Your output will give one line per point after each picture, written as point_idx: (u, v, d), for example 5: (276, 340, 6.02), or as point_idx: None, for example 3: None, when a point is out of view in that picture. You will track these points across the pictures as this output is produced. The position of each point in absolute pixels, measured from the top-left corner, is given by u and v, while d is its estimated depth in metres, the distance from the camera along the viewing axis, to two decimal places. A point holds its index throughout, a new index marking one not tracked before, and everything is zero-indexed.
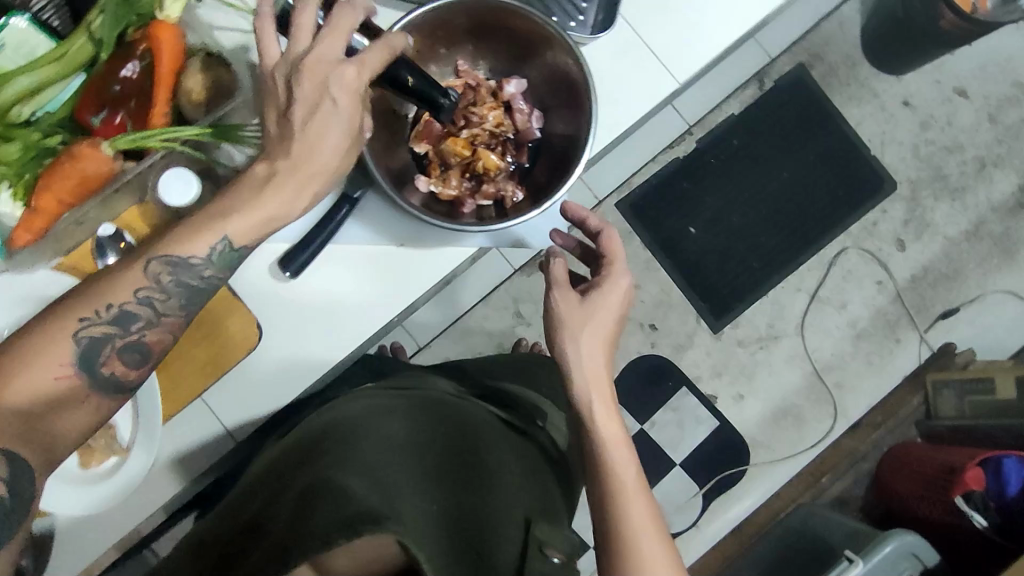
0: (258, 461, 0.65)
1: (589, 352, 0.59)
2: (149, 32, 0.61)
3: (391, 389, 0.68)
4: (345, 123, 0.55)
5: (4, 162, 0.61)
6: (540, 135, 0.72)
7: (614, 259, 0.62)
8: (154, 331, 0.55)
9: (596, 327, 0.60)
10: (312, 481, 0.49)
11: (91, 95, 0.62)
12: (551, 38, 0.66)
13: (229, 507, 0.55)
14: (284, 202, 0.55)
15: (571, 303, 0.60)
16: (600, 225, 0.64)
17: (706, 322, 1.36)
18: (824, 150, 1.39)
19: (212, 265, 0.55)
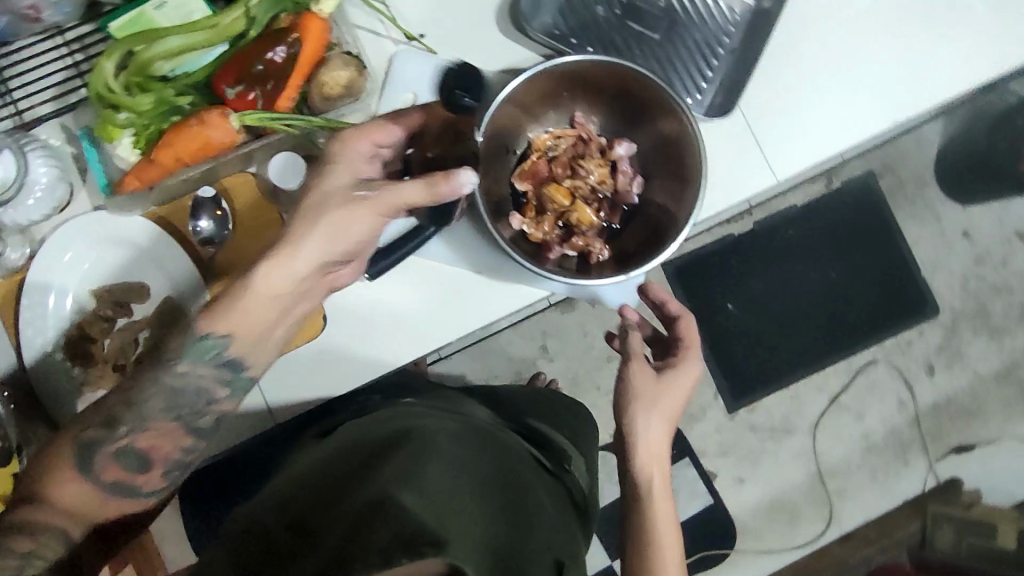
0: (302, 458, 0.66)
1: (654, 426, 0.67)
2: (300, 21, 0.64)
3: (435, 409, 0.69)
4: (338, 208, 0.59)
5: (136, 110, 0.64)
6: (636, 201, 0.74)
7: (691, 343, 0.70)
8: (145, 435, 0.60)
9: (664, 404, 0.68)
10: (371, 496, 0.50)
11: (234, 70, 0.65)
12: (676, 114, 0.68)
13: (274, 503, 0.56)
14: (287, 269, 0.58)
15: (645, 375, 0.68)
16: (680, 311, 0.72)
17: (723, 399, 1.30)
18: (882, 261, 1.31)
19: (191, 356, 0.59)
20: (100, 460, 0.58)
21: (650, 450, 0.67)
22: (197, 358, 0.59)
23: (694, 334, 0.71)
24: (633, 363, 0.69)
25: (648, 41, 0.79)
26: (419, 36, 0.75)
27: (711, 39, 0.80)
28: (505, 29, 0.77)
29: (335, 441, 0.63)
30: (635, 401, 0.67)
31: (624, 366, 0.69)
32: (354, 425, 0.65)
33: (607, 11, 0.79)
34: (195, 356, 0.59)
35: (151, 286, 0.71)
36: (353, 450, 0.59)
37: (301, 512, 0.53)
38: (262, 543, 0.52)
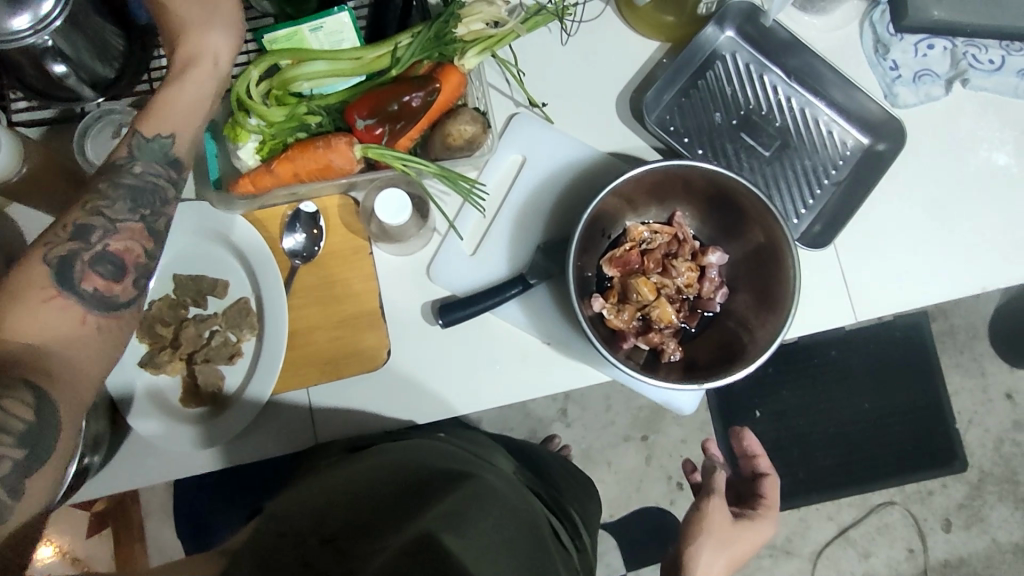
0: (330, 467, 0.63)
1: (716, 565, 0.74)
2: (441, 72, 0.67)
3: (468, 454, 0.66)
4: (224, 36, 0.58)
5: (269, 121, 0.67)
6: (718, 309, 0.75)
7: (771, 504, 0.80)
8: (118, 239, 0.54)
9: (731, 548, 0.74)
10: (417, 529, 0.49)
11: (369, 105, 0.66)
12: (777, 235, 0.68)
13: (302, 508, 0.54)
14: (214, 45, 0.58)
15: (723, 519, 0.75)
16: (768, 470, 0.82)
17: None
18: (921, 405, 1.27)
19: (138, 160, 0.56)
20: (79, 269, 0.51)
21: None
22: (151, 156, 0.56)
23: (774, 495, 0.81)
24: (714, 500, 0.76)
25: (758, 156, 0.80)
26: (542, 104, 0.77)
27: (820, 167, 0.81)
28: (624, 115, 0.79)
29: (370, 459, 0.62)
30: (708, 536, 0.73)
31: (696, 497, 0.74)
32: (392, 446, 0.65)
33: (724, 119, 0.80)
34: (144, 155, 0.56)
35: (230, 283, 0.72)
36: (393, 475, 0.58)
37: (336, 527, 0.51)
38: (294, 542, 0.49)
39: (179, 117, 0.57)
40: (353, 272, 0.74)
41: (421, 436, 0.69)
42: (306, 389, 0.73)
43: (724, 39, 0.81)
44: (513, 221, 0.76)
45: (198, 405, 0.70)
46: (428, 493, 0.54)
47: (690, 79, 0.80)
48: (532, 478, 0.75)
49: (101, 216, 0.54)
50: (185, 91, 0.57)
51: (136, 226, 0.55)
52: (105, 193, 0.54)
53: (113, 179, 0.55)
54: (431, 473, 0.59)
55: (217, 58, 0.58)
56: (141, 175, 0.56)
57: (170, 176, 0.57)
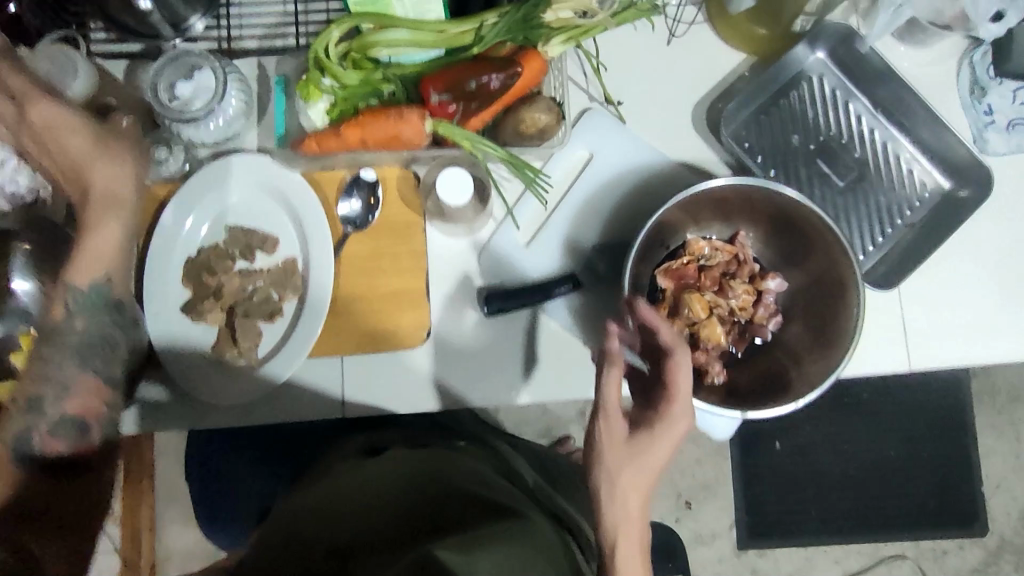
0: (356, 471, 0.62)
1: (629, 490, 0.58)
2: (523, 56, 0.65)
3: (500, 479, 0.63)
4: (124, 218, 0.58)
5: (343, 83, 0.66)
6: (769, 337, 0.72)
7: (677, 392, 0.59)
8: (75, 400, 0.57)
9: (638, 464, 0.59)
10: (418, 552, 0.47)
11: (447, 80, 0.65)
12: (845, 271, 0.65)
13: (318, 516, 0.54)
14: (111, 172, 0.57)
15: (616, 440, 0.59)
16: (669, 347, 0.60)
17: (737, 533, 1.21)
18: (951, 460, 1.21)
19: (79, 313, 0.57)
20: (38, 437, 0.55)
21: (623, 512, 0.57)
22: (93, 307, 0.58)
23: (681, 378, 0.59)
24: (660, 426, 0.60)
25: (831, 185, 0.77)
26: (617, 103, 0.75)
27: (895, 206, 0.77)
28: (699, 125, 0.76)
29: (385, 470, 0.61)
30: (602, 463, 0.59)
31: (594, 420, 0.60)
32: (414, 459, 0.62)
33: (801, 143, 0.77)
34: (83, 308, 0.58)
35: (280, 241, 0.72)
36: (409, 490, 0.56)
37: (347, 539, 0.50)
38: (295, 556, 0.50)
39: (103, 260, 0.58)
40: (404, 247, 0.72)
41: (441, 448, 0.67)
42: (340, 357, 0.72)
43: (814, 61, 0.77)
44: (571, 217, 0.74)
45: (233, 357, 0.70)
46: (442, 515, 0.52)
47: (772, 96, 0.77)
48: (543, 488, 0.69)
49: (52, 381, 0.57)
50: (103, 234, 0.57)
51: (93, 382, 0.58)
52: (51, 358, 0.57)
53: (59, 342, 0.57)
54: (450, 491, 0.56)
55: (116, 181, 0.57)
56: (87, 328, 0.58)
57: (113, 317, 0.59)
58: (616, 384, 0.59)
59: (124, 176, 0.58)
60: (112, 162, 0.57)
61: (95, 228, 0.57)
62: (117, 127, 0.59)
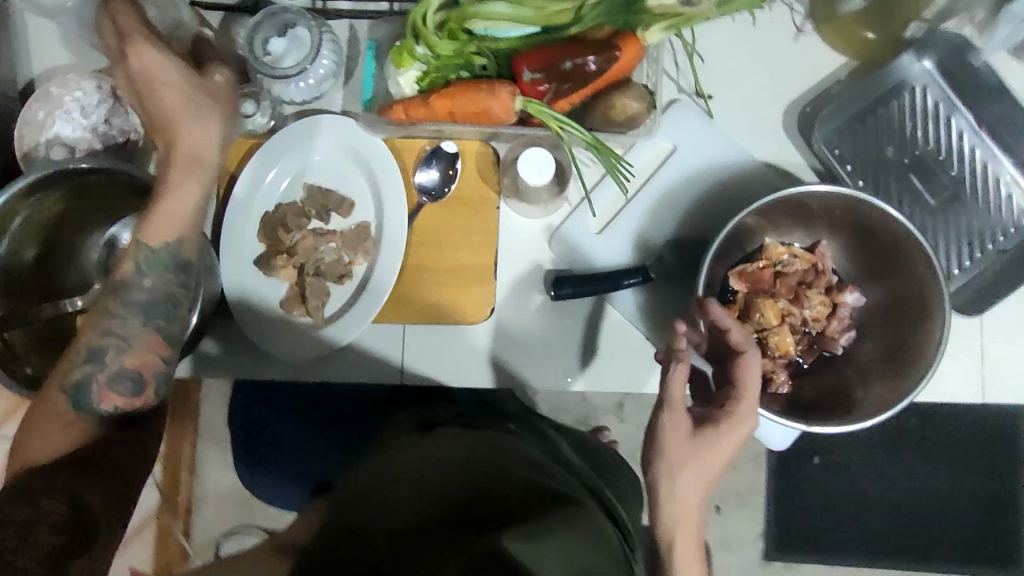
0: (407, 447, 0.62)
1: (688, 487, 0.57)
2: (622, 41, 0.63)
3: (545, 455, 0.63)
4: (224, 132, 0.54)
5: (436, 53, 0.66)
6: (840, 352, 0.70)
7: (747, 392, 0.58)
8: (133, 354, 0.54)
9: (701, 463, 0.57)
10: (481, 547, 0.47)
11: (542, 59, 0.64)
12: (931, 291, 0.63)
13: (370, 502, 0.55)
14: (204, 132, 0.52)
15: (680, 434, 0.58)
16: (742, 346, 0.59)
17: (765, 544, 1.19)
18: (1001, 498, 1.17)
19: (146, 274, 0.55)
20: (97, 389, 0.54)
21: (679, 512, 0.56)
22: (158, 265, 0.55)
23: (752, 378, 0.59)
24: (730, 425, 0.58)
25: (922, 203, 0.74)
26: (708, 97, 0.73)
27: (987, 231, 0.74)
28: (790, 127, 0.74)
29: (436, 447, 0.61)
30: (662, 458, 0.57)
31: (657, 415, 0.59)
32: (463, 438, 0.62)
33: (895, 155, 0.74)
34: (151, 269, 0.54)
35: (356, 204, 0.72)
36: (455, 474, 0.56)
37: (404, 524, 0.51)
38: (343, 553, 0.51)
39: (174, 222, 0.54)
40: (477, 222, 0.72)
41: (493, 429, 0.65)
42: (403, 326, 0.73)
43: (919, 70, 0.73)
44: (648, 208, 0.72)
45: (302, 313, 0.71)
46: (492, 498, 0.52)
47: (870, 103, 0.74)
48: (589, 474, 0.67)
49: (111, 337, 0.54)
50: (183, 191, 0.53)
51: (154, 337, 0.55)
52: (118, 313, 0.54)
53: (125, 300, 0.55)
54: (496, 473, 0.56)
55: (208, 140, 0.53)
56: (155, 293, 0.55)
57: (181, 283, 0.56)
58: (683, 378, 0.57)
59: (213, 137, 0.53)
60: (216, 111, 0.53)
61: (180, 191, 0.53)
62: (211, 84, 0.54)
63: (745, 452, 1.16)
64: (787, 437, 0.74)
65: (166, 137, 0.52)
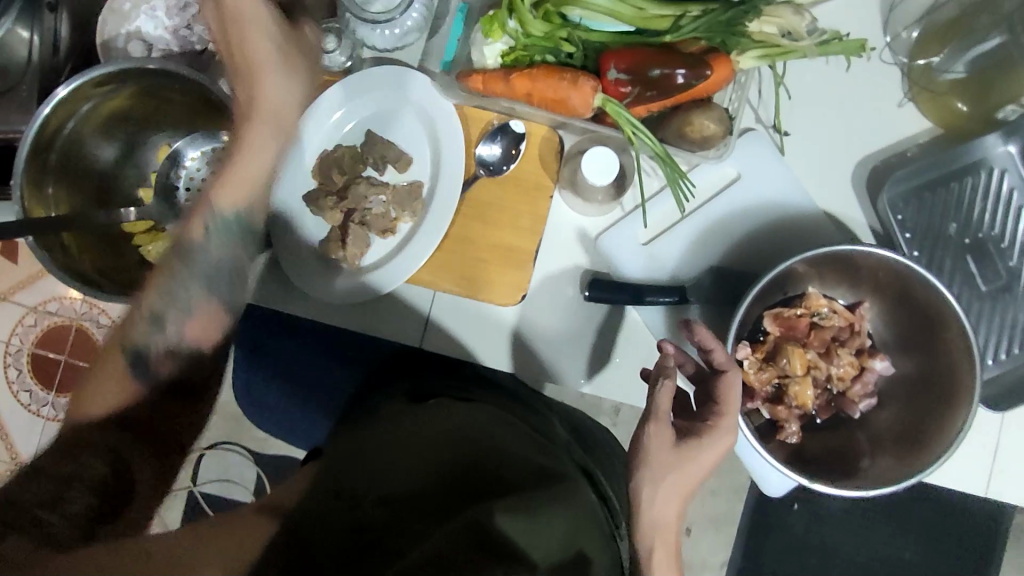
0: (408, 404, 0.65)
1: (667, 497, 0.58)
2: (714, 61, 0.62)
3: (532, 424, 0.66)
4: (300, 88, 0.56)
5: (527, 31, 0.65)
6: (856, 416, 0.70)
7: (729, 408, 0.59)
8: (196, 322, 0.58)
9: (681, 477, 0.58)
10: (467, 518, 0.51)
11: (631, 60, 0.63)
12: (962, 376, 0.62)
13: (360, 459, 0.57)
14: (284, 83, 0.55)
15: (665, 447, 0.58)
16: (726, 365, 0.59)
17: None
18: None
19: (210, 244, 0.57)
20: (155, 357, 0.57)
21: (657, 521, 0.58)
22: (228, 233, 0.57)
23: (734, 395, 0.59)
24: (712, 437, 0.58)
25: (972, 287, 0.73)
26: (784, 133, 0.72)
27: None
28: (858, 182, 0.73)
29: (434, 408, 0.63)
30: (646, 467, 0.58)
31: (642, 425, 0.59)
32: (459, 400, 0.65)
33: (956, 234, 0.73)
34: (218, 237, 0.57)
35: (413, 163, 0.72)
36: (448, 439, 0.59)
37: (393, 487, 0.54)
38: (330, 506, 0.53)
39: (241, 177, 0.56)
40: (527, 207, 0.72)
41: (488, 396, 0.68)
42: (433, 292, 0.73)
43: (1003, 152, 0.71)
44: (699, 231, 0.72)
45: (338, 257, 0.71)
46: (479, 469, 0.55)
47: (946, 175, 0.72)
48: (581, 454, 0.68)
49: (175, 305, 0.57)
50: (257, 155, 0.55)
51: (215, 307, 0.59)
52: (181, 279, 0.57)
53: (185, 261, 0.57)
54: (484, 445, 0.58)
55: (284, 93, 0.55)
56: (215, 257, 0.57)
57: (240, 253, 0.59)
58: (672, 392, 0.57)
59: (293, 95, 0.56)
60: (303, 58, 0.56)
61: (248, 153, 0.55)
62: (298, 34, 0.56)
63: (729, 485, 1.15)
64: (784, 487, 0.73)
65: (245, 70, 0.54)
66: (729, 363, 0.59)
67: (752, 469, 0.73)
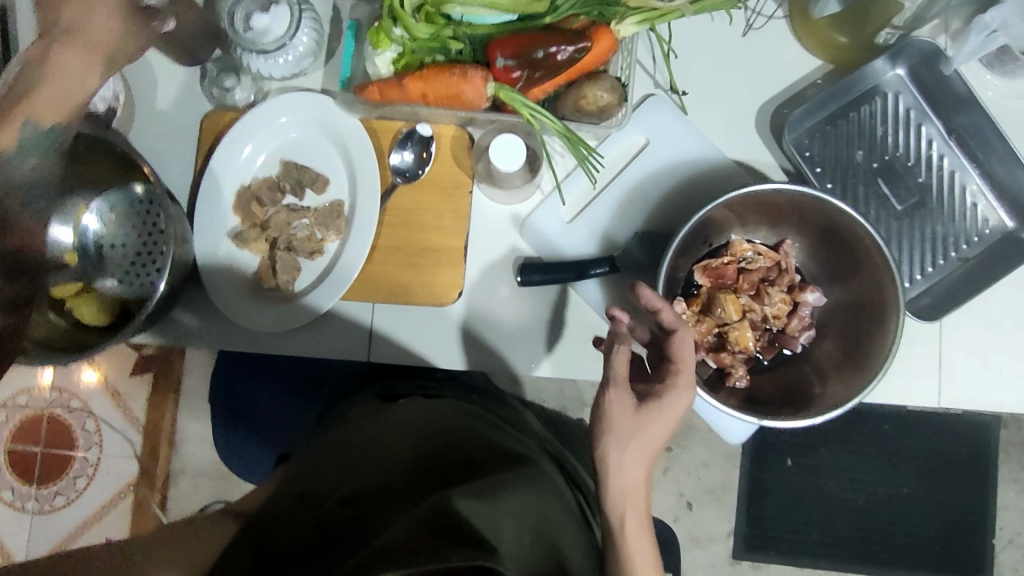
0: (368, 417, 0.65)
1: (632, 461, 0.56)
2: (594, 31, 0.64)
3: (497, 423, 0.67)
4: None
5: (412, 35, 0.66)
6: (799, 349, 0.72)
7: (683, 368, 0.57)
8: None
9: (644, 440, 0.56)
10: (430, 504, 0.50)
11: (516, 45, 0.64)
12: (885, 290, 0.64)
13: (325, 464, 0.57)
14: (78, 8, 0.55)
15: (625, 412, 0.57)
16: (676, 325, 0.58)
17: (734, 540, 1.17)
18: (964, 506, 1.15)
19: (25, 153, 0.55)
20: None
21: (626, 490, 0.56)
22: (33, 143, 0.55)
23: (689, 354, 0.58)
24: (670, 396, 0.57)
25: (889, 208, 0.75)
26: (682, 92, 0.74)
27: (951, 238, 0.75)
28: (762, 127, 0.75)
29: (400, 416, 0.64)
30: (608, 434, 0.56)
31: (602, 392, 0.58)
32: (423, 407, 0.66)
33: (864, 160, 0.75)
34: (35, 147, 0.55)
35: (331, 183, 0.73)
36: (410, 441, 0.59)
37: (357, 484, 0.53)
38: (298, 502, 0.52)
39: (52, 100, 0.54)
40: (448, 206, 0.73)
41: (454, 399, 0.69)
42: (372, 304, 0.74)
43: (892, 77, 0.75)
44: (618, 200, 0.73)
45: (272, 285, 0.72)
46: (446, 464, 0.56)
47: (843, 107, 0.75)
48: (555, 443, 0.74)
49: None
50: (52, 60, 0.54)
51: None
52: None
53: None
54: (450, 442, 0.59)
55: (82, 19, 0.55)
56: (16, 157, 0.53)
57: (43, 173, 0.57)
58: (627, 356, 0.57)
59: None
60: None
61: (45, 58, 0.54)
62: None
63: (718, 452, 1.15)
64: (748, 433, 0.74)
65: None
66: (679, 323, 0.59)
67: (714, 421, 0.75)
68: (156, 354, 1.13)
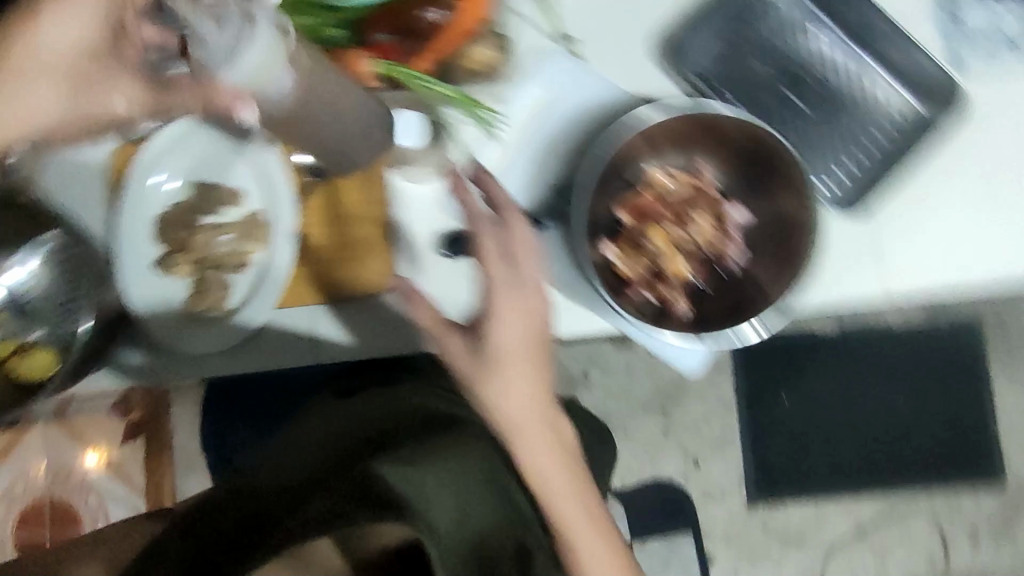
0: (322, 415, 0.77)
1: (503, 392, 0.65)
2: None
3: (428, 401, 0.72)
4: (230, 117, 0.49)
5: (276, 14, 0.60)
6: (735, 269, 0.71)
7: (487, 263, 0.66)
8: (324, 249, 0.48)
9: (506, 378, 0.65)
10: (360, 477, 0.62)
11: (390, 18, 0.65)
12: (804, 193, 0.65)
13: (286, 459, 0.71)
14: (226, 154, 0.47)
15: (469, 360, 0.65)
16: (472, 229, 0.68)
17: (746, 487, 1.22)
18: (955, 410, 1.21)
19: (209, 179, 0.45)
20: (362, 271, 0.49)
21: (514, 420, 0.65)
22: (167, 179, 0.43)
23: (505, 250, 0.67)
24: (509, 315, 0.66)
25: (797, 112, 0.76)
26: (573, 40, 0.74)
27: (862, 131, 0.76)
28: (658, 58, 0.74)
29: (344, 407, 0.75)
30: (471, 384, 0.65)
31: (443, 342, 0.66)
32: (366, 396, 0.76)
33: (763, 70, 0.76)
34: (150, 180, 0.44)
35: (244, 194, 0.73)
36: (352, 425, 0.71)
37: (296, 478, 0.67)
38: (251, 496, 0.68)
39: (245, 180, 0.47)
40: (368, 198, 0.73)
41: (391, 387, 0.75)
42: (311, 308, 0.74)
43: None
44: (531, 154, 0.74)
45: (206, 306, 0.71)
46: (378, 441, 0.66)
47: (732, 22, 0.76)
48: None
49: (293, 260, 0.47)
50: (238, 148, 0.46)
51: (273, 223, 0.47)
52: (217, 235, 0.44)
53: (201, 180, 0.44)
54: (387, 421, 0.69)
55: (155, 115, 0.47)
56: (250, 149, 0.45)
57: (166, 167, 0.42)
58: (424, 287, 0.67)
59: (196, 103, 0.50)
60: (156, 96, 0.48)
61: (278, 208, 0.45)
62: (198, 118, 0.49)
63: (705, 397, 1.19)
64: (705, 360, 0.74)
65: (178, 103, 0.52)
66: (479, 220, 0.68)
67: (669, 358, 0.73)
68: (144, 414, 1.14)
